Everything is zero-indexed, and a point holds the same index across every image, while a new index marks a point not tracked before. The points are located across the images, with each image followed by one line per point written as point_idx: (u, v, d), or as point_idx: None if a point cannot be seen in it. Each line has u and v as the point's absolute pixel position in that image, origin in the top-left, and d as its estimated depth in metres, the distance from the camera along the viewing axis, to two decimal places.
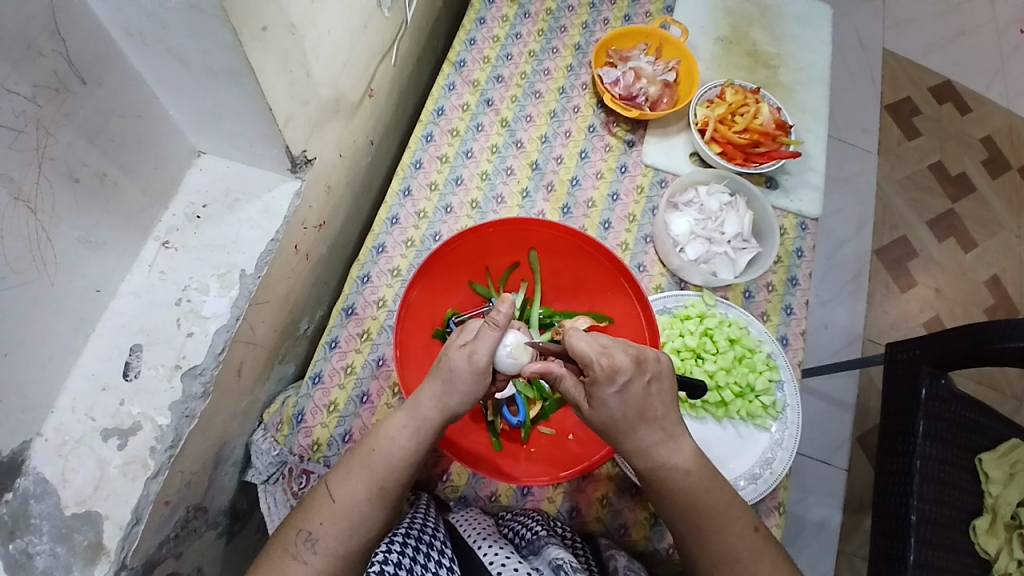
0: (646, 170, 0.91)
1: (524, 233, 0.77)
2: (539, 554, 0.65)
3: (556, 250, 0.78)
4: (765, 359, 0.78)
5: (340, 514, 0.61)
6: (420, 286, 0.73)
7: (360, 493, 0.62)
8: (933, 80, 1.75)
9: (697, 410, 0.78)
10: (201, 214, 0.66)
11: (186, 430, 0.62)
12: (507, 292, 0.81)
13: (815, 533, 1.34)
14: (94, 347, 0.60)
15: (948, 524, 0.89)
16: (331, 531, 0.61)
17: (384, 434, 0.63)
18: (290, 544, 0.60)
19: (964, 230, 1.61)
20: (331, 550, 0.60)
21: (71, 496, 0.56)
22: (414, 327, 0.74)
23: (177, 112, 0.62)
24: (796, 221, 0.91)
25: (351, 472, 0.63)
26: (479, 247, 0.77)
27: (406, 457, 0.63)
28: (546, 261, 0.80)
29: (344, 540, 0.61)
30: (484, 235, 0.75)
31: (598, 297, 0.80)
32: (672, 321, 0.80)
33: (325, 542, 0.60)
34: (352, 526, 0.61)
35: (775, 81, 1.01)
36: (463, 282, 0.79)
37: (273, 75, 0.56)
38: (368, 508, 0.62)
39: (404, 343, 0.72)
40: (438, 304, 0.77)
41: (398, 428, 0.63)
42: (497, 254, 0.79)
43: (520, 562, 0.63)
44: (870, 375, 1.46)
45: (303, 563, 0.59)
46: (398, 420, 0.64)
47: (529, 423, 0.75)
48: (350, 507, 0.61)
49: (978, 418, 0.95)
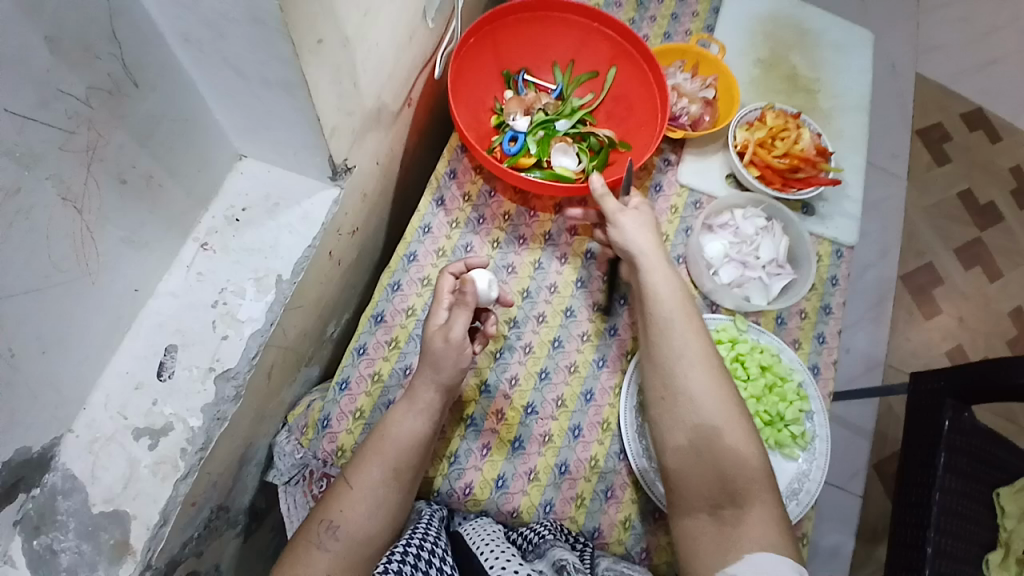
0: (681, 189, 0.90)
1: (615, 44, 0.88)
2: (543, 557, 0.65)
3: (628, 74, 0.89)
4: (795, 389, 0.77)
5: (359, 499, 0.63)
6: (515, 18, 0.87)
7: (375, 477, 0.63)
8: (965, 107, 1.73)
9: None
10: (240, 217, 0.66)
11: (217, 433, 0.62)
12: (575, 91, 0.91)
13: (827, 560, 1.32)
14: (130, 346, 0.60)
15: (964, 558, 0.87)
16: (350, 516, 0.62)
17: (389, 419, 0.66)
18: (313, 534, 0.62)
19: (991, 259, 1.58)
20: (351, 535, 0.62)
21: (99, 494, 0.56)
22: (494, 46, 0.87)
23: (223, 115, 0.62)
24: (831, 248, 0.89)
25: (366, 459, 0.64)
26: (574, 33, 0.89)
27: (418, 435, 0.65)
28: (616, 83, 0.90)
29: (364, 525, 0.62)
30: (592, 18, 0.87)
31: (632, 132, 0.89)
32: None
33: (347, 527, 0.62)
34: (370, 509, 0.63)
35: (814, 106, 1.00)
36: (547, 47, 0.91)
37: (325, 87, 0.56)
38: (383, 490, 0.63)
39: (481, 44, 0.85)
40: (518, 44, 0.89)
41: (403, 412, 0.66)
42: (587, 53, 0.91)
43: (521, 565, 0.64)
44: (889, 403, 1.44)
45: (326, 551, 0.61)
46: (403, 404, 0.66)
47: (516, 160, 0.85)
48: (367, 491, 0.63)
49: (997, 454, 0.94)
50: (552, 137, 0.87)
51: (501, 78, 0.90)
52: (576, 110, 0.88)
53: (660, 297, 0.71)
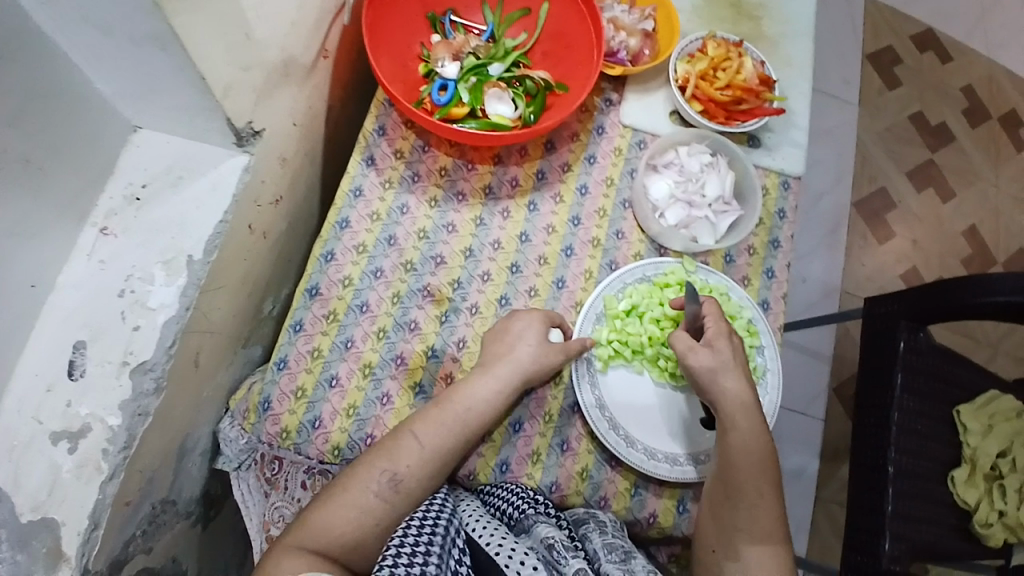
0: (624, 130, 0.86)
1: None
2: (529, 533, 0.65)
3: (563, 10, 0.83)
4: (745, 325, 0.78)
5: (426, 457, 0.66)
6: None
7: (447, 440, 0.67)
8: (915, 27, 1.70)
9: (676, 380, 0.76)
10: (141, 196, 0.61)
11: (141, 428, 0.59)
12: (507, 31, 0.85)
13: (791, 482, 1.37)
14: (35, 346, 0.55)
15: (924, 475, 0.91)
16: (411, 471, 0.65)
17: (466, 383, 0.69)
18: (366, 481, 0.64)
19: (943, 180, 1.59)
20: (409, 490, 0.65)
21: (25, 502, 0.52)
22: None
23: (104, 85, 0.56)
24: (778, 180, 0.87)
25: (435, 421, 0.67)
26: None
27: (489, 408, 0.69)
28: (551, 20, 0.84)
29: (422, 483, 0.66)
30: None
31: (570, 72, 0.83)
32: (651, 290, 0.78)
33: (405, 482, 0.65)
34: (433, 470, 0.66)
35: (758, 32, 0.95)
36: None
37: (203, 38, 0.49)
38: (450, 453, 0.67)
39: None
40: None
41: (486, 383, 0.69)
42: None
43: (516, 543, 0.62)
44: (846, 328, 1.48)
45: (380, 498, 0.64)
46: (481, 372, 0.70)
47: (448, 111, 0.79)
48: (437, 452, 0.66)
49: (955, 372, 0.96)
50: (486, 82, 0.81)
51: (426, 18, 0.83)
52: (509, 52, 0.82)
53: (742, 457, 0.68)
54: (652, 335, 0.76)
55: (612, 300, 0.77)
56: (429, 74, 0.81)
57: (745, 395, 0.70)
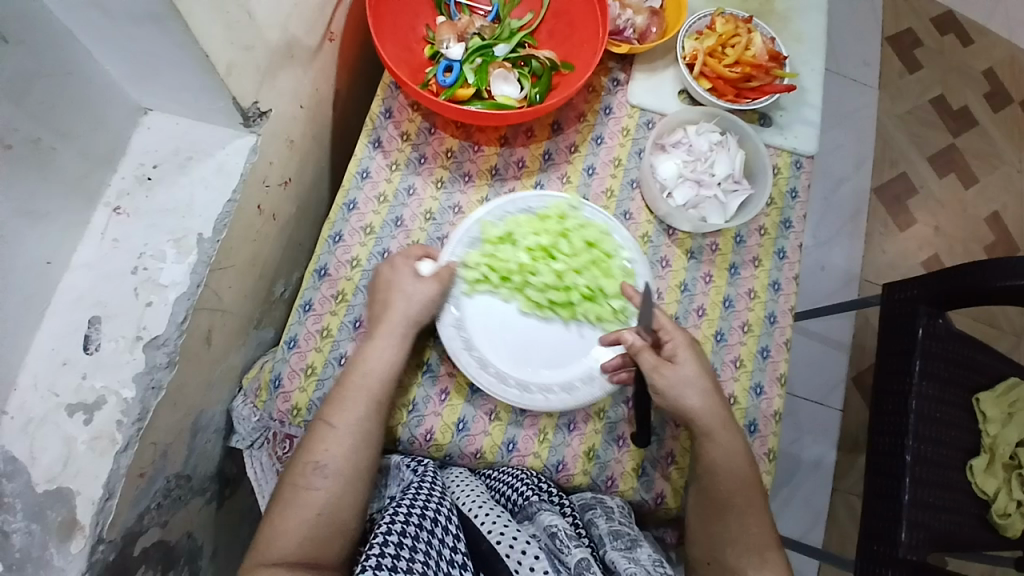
0: (632, 110, 0.86)
1: None
2: (532, 521, 0.67)
3: None
4: (620, 265, 0.75)
5: (344, 436, 0.64)
6: None
7: (359, 413, 0.65)
8: (936, 9, 1.66)
9: (544, 310, 0.73)
10: (151, 176, 0.62)
11: (154, 402, 0.60)
12: (513, 11, 0.85)
13: (809, 472, 1.35)
14: (50, 324, 0.57)
15: (945, 463, 0.89)
16: (336, 454, 0.64)
17: (360, 354, 0.68)
18: (299, 476, 0.63)
19: (966, 165, 1.55)
20: (341, 472, 0.64)
21: (41, 473, 0.54)
22: None
23: (112, 66, 0.57)
24: (790, 159, 0.86)
25: (346, 398, 0.66)
26: None
27: (390, 368, 0.67)
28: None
29: (352, 461, 0.64)
30: None
31: (575, 50, 0.83)
32: (533, 222, 0.75)
33: (334, 465, 0.64)
34: (356, 445, 0.65)
35: (769, 9, 0.94)
36: None
37: (204, 15, 0.50)
38: (368, 426, 0.66)
39: None
40: None
41: (381, 349, 0.68)
42: None
43: (518, 530, 0.63)
44: (866, 316, 1.45)
45: (318, 489, 0.63)
46: (370, 339, 0.68)
47: (453, 92, 0.80)
48: (354, 429, 0.65)
49: (974, 357, 0.94)
50: (491, 63, 0.81)
51: (431, 1, 0.83)
52: (515, 33, 0.83)
53: (723, 472, 0.68)
54: (522, 263, 0.74)
55: (489, 225, 0.74)
56: (435, 55, 0.82)
57: (713, 408, 0.69)
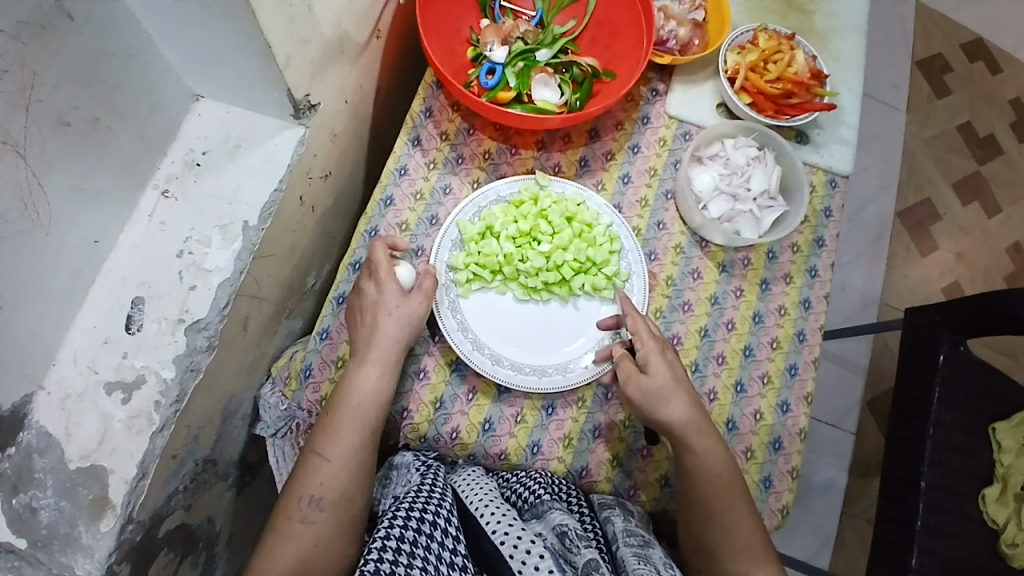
0: (670, 121, 0.86)
1: None
2: (541, 519, 0.65)
3: None
4: (603, 231, 0.75)
5: (337, 468, 0.64)
6: None
7: (351, 443, 0.65)
8: (967, 35, 1.65)
9: (542, 294, 0.74)
10: (200, 161, 0.63)
11: (191, 384, 0.60)
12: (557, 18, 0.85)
13: (820, 495, 1.34)
14: (95, 302, 0.58)
15: (960, 492, 0.88)
16: (330, 485, 0.64)
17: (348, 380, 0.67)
18: (293, 511, 0.63)
19: (991, 193, 1.54)
20: (336, 501, 0.64)
21: (75, 449, 0.55)
22: None
23: (170, 50, 0.57)
24: (825, 178, 0.86)
25: (336, 429, 0.65)
26: None
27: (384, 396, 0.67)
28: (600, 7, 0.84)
29: (346, 490, 0.64)
30: None
31: (617, 59, 0.83)
32: (505, 210, 0.75)
33: (329, 497, 0.63)
34: (349, 475, 0.65)
35: (810, 27, 0.94)
36: None
37: (269, 8, 0.51)
38: (360, 455, 0.65)
39: None
40: None
41: (371, 377, 0.67)
42: None
43: (524, 530, 0.62)
44: (885, 340, 1.44)
45: (313, 522, 0.63)
46: (358, 366, 0.67)
47: (495, 94, 0.80)
48: (346, 462, 0.65)
49: (994, 386, 0.92)
50: (533, 67, 0.81)
51: (477, 3, 0.84)
52: (557, 39, 0.82)
53: (705, 477, 0.68)
54: (506, 253, 0.72)
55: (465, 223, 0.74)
56: (478, 57, 0.82)
57: (691, 412, 0.69)
